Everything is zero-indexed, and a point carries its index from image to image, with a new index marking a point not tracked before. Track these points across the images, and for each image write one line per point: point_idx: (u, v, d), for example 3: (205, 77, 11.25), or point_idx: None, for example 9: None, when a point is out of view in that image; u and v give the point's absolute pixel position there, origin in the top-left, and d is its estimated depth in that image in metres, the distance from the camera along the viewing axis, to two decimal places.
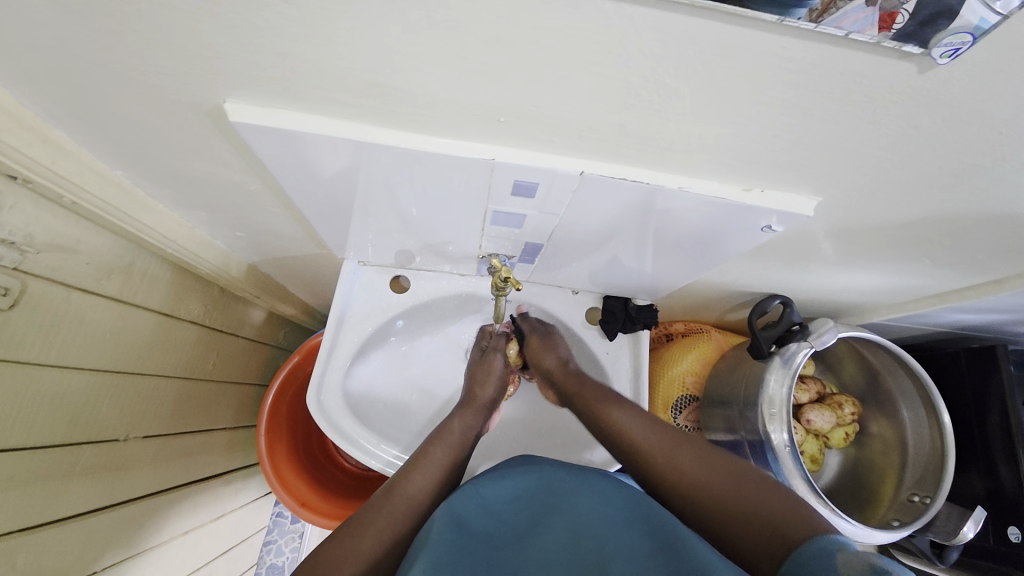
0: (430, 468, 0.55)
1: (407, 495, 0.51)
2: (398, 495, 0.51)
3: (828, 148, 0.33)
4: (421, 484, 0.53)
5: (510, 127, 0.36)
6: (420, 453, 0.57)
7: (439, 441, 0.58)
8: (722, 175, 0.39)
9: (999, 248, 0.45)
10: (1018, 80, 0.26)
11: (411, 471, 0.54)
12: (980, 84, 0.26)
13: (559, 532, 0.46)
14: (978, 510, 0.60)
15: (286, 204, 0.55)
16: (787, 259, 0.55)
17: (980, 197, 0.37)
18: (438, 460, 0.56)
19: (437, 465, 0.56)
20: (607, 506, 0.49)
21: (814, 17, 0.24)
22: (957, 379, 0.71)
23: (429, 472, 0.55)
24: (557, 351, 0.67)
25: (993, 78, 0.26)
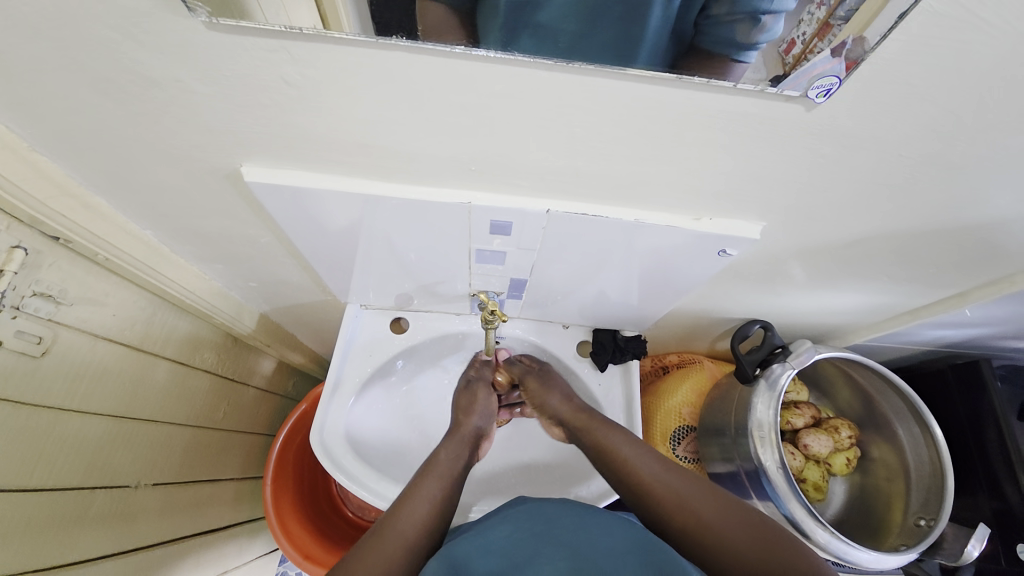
0: (421, 505, 0.55)
1: (402, 532, 0.53)
2: (390, 534, 0.52)
3: (757, 177, 0.38)
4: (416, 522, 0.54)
5: (481, 175, 0.41)
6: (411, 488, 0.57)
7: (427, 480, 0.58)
8: (673, 206, 0.43)
9: (948, 261, 0.49)
10: (893, 111, 0.31)
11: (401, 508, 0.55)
12: (866, 117, 0.31)
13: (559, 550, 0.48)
14: (981, 527, 0.58)
15: (293, 253, 0.61)
16: (758, 282, 0.58)
17: (909, 213, 0.41)
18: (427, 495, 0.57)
19: (427, 505, 0.56)
20: (602, 535, 0.51)
21: (787, 68, 0.28)
22: (949, 396, 0.71)
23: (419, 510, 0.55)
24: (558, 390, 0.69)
25: (875, 111, 0.31)
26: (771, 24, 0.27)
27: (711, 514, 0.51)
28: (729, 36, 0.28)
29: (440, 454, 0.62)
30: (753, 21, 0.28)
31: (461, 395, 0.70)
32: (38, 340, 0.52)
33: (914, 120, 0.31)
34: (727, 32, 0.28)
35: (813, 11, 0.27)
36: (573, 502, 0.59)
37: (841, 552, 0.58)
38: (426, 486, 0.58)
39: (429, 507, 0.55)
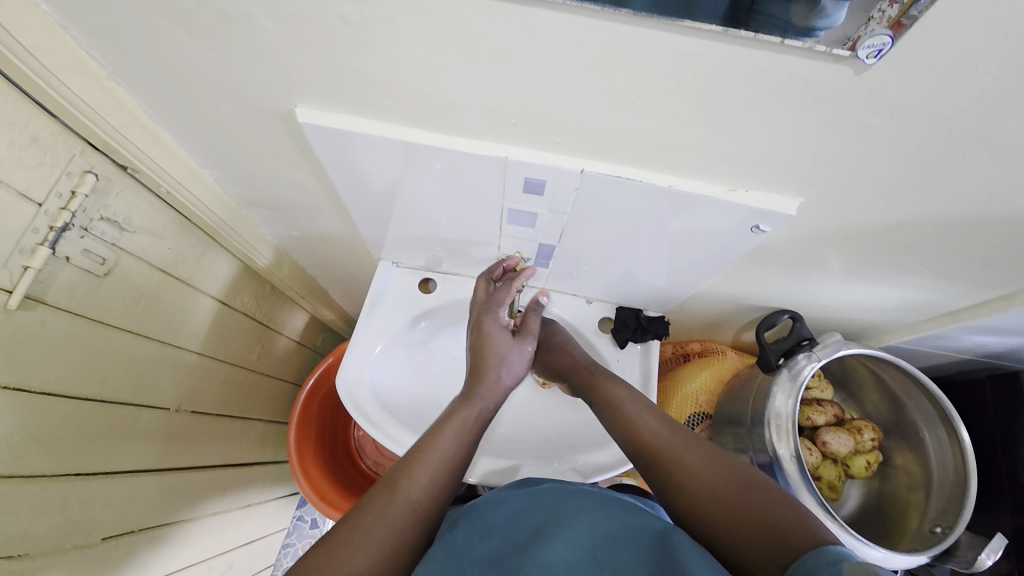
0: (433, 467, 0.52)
1: (411, 496, 0.49)
2: (400, 496, 0.49)
3: (797, 147, 0.37)
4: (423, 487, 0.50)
5: (519, 129, 0.42)
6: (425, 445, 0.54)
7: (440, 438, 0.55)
8: (708, 175, 0.43)
9: (994, 256, 0.47)
10: (945, 81, 0.30)
11: (412, 468, 0.51)
12: (916, 85, 0.30)
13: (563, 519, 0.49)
14: (997, 538, 0.56)
15: (335, 202, 0.63)
16: (791, 267, 0.57)
17: (955, 199, 0.40)
18: (441, 456, 0.53)
19: (438, 467, 0.52)
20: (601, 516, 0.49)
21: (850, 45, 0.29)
22: (984, 409, 0.68)
23: (431, 470, 0.52)
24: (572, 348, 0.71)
25: (927, 78, 0.30)
26: (831, 10, 0.28)
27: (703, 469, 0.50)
28: (783, 18, 0.29)
29: (460, 408, 0.58)
30: (812, 4, 0.28)
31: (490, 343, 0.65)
32: (102, 261, 0.57)
33: (968, 92, 0.30)
34: (781, 13, 0.29)
35: (882, 9, 0.27)
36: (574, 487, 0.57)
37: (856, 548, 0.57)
38: (440, 446, 0.54)
39: (441, 473, 0.52)
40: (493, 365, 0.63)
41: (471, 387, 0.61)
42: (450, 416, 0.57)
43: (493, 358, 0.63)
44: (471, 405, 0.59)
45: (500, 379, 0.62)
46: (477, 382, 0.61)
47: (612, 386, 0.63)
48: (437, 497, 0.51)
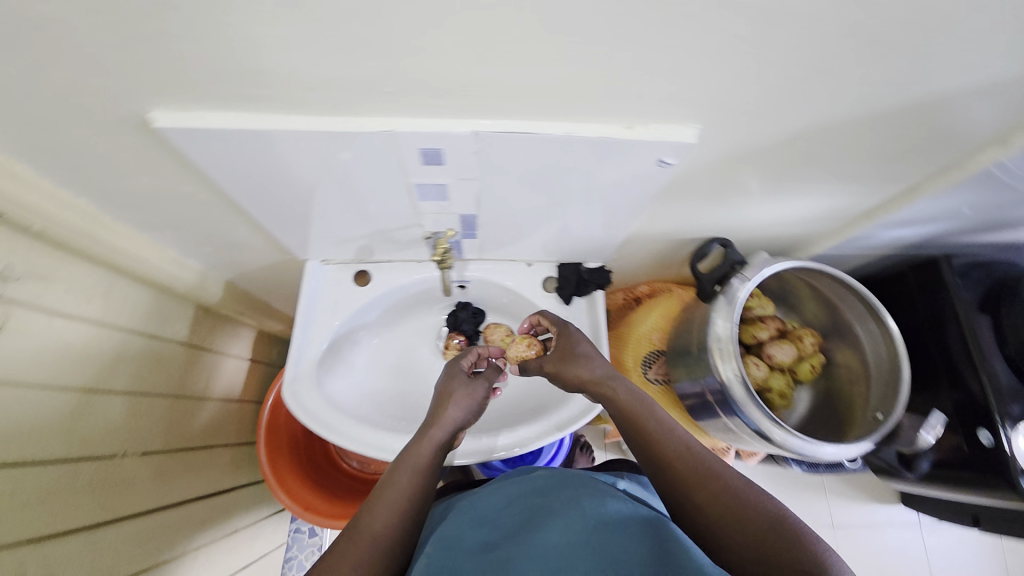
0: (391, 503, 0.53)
1: (375, 532, 0.50)
2: (361, 538, 0.50)
3: (680, 70, 0.36)
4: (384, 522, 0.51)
5: (398, 98, 0.40)
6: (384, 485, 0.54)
7: (398, 473, 0.56)
8: (601, 115, 0.42)
9: (888, 150, 0.48)
10: None
11: (371, 509, 0.52)
12: None
13: (554, 502, 0.52)
14: (933, 414, 0.59)
15: (237, 209, 0.59)
16: (709, 196, 0.57)
17: (842, 99, 0.40)
18: (402, 491, 0.54)
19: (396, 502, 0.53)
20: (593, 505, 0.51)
21: None
22: (911, 298, 0.71)
23: (390, 508, 0.52)
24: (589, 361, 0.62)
25: None
26: None
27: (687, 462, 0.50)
28: None
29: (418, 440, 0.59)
30: None
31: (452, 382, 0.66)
32: None
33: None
34: None
35: None
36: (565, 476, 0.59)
37: (813, 456, 0.60)
38: (399, 480, 0.55)
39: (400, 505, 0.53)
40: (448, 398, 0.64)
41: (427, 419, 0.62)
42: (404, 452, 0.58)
43: (447, 395, 0.65)
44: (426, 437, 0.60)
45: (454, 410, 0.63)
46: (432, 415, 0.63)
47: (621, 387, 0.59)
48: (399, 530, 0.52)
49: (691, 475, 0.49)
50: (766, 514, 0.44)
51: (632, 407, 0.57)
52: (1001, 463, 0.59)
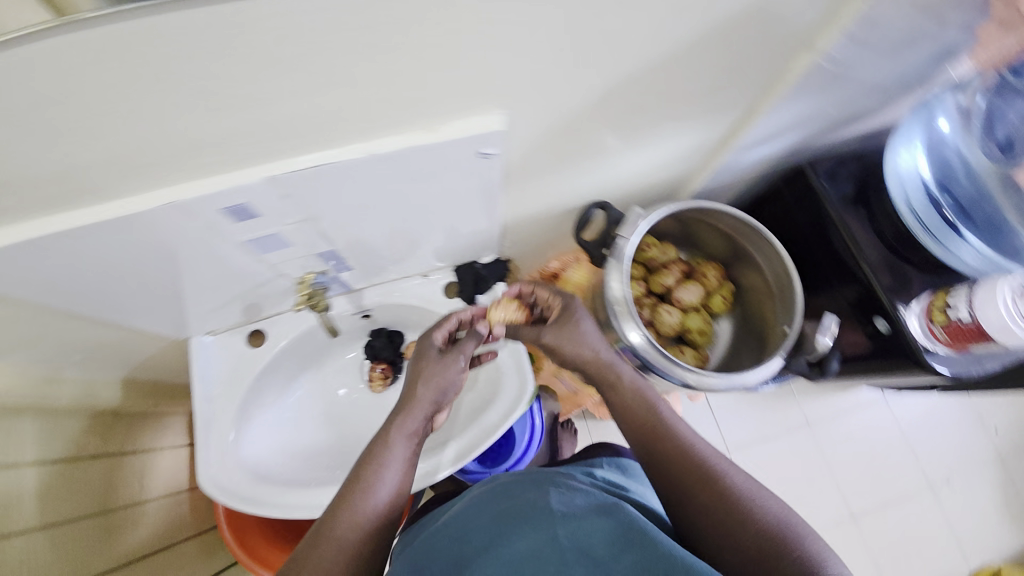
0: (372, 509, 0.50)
1: (347, 539, 0.48)
2: (338, 544, 0.47)
3: (440, 62, 0.34)
4: (358, 527, 0.49)
5: (167, 163, 0.36)
6: (362, 483, 0.51)
7: (371, 470, 0.52)
8: (395, 125, 0.40)
9: (705, 81, 0.48)
10: None
11: (342, 516, 0.49)
12: None
13: (519, 504, 0.51)
14: (826, 317, 0.61)
15: (75, 313, 0.54)
16: (561, 167, 0.56)
17: (626, 48, 0.39)
18: (376, 492, 0.51)
19: (375, 508, 0.50)
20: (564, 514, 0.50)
21: None
22: (789, 208, 0.72)
23: (368, 510, 0.50)
24: (588, 337, 0.57)
25: None
26: None
27: (680, 450, 0.50)
28: None
29: (390, 434, 0.54)
30: None
31: (428, 361, 0.58)
32: None
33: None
34: None
35: None
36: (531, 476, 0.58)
37: (736, 389, 0.62)
38: (376, 479, 0.51)
39: (379, 512, 0.50)
40: (419, 383, 0.57)
41: (399, 407, 0.56)
42: (376, 445, 0.54)
43: (426, 382, 0.57)
44: (400, 427, 0.55)
45: (428, 395, 0.57)
46: (403, 403, 0.57)
47: (615, 366, 0.57)
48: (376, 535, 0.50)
49: (697, 472, 0.48)
50: (769, 519, 0.45)
51: (623, 393, 0.55)
52: (901, 345, 0.60)
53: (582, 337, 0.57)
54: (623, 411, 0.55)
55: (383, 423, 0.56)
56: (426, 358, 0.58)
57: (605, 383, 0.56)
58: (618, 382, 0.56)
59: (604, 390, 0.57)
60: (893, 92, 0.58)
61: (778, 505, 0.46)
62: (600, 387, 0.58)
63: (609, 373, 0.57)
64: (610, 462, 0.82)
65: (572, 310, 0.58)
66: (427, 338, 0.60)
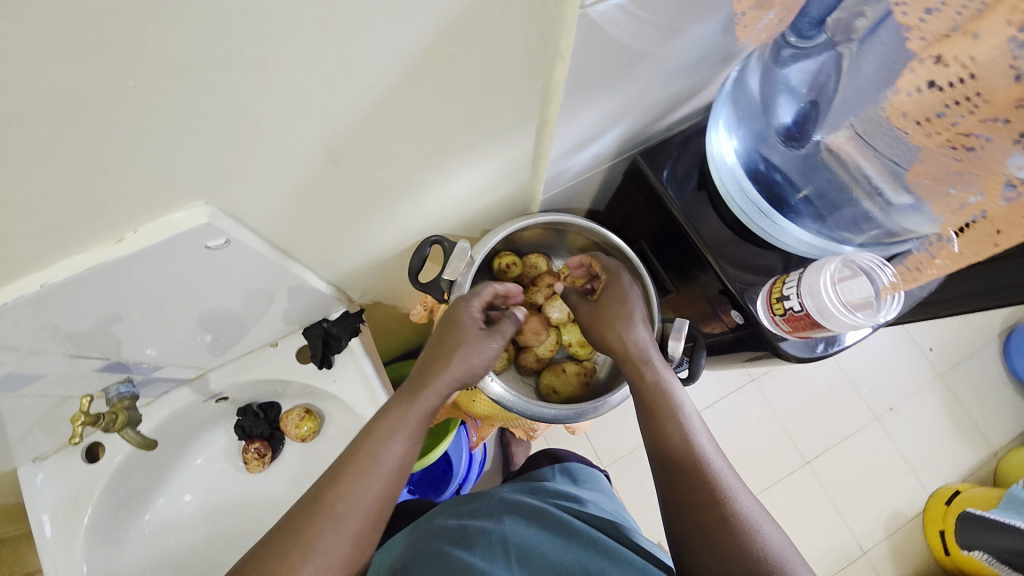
0: (367, 487, 0.45)
1: (348, 513, 0.44)
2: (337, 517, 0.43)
3: (54, 188, 0.29)
4: (361, 505, 0.44)
5: None
6: (365, 454, 0.47)
7: (387, 442, 0.48)
8: (71, 247, 0.34)
9: (463, 112, 0.43)
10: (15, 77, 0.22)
11: (346, 485, 0.45)
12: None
13: (503, 525, 0.49)
14: (675, 324, 0.59)
15: None
16: (358, 222, 0.51)
17: (322, 112, 0.34)
18: (382, 472, 0.46)
19: (382, 481, 0.46)
20: (543, 561, 0.45)
21: None
22: (639, 203, 0.68)
23: (371, 486, 0.45)
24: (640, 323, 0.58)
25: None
26: None
27: (695, 452, 0.47)
28: None
29: (404, 407, 0.51)
30: None
31: (462, 331, 0.56)
32: None
33: (54, 65, 0.23)
34: None
35: None
36: (503, 507, 0.53)
37: None
38: (382, 454, 0.47)
39: (381, 491, 0.46)
40: (450, 355, 0.54)
41: (417, 378, 0.53)
42: (388, 415, 0.50)
43: (454, 356, 0.54)
44: (416, 402, 0.51)
45: (452, 372, 0.54)
46: (426, 372, 0.53)
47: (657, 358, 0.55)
48: (371, 527, 0.45)
49: (707, 489, 0.45)
50: (768, 559, 0.41)
51: (659, 381, 0.53)
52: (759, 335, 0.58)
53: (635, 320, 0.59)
54: (643, 404, 0.53)
55: (401, 392, 0.52)
56: (464, 329, 0.56)
57: (637, 375, 0.54)
58: (654, 371, 0.54)
59: (630, 376, 0.55)
60: (697, 72, 0.54)
61: (782, 545, 0.42)
62: (630, 373, 0.55)
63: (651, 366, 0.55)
64: (559, 470, 0.75)
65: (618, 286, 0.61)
66: (467, 304, 0.59)
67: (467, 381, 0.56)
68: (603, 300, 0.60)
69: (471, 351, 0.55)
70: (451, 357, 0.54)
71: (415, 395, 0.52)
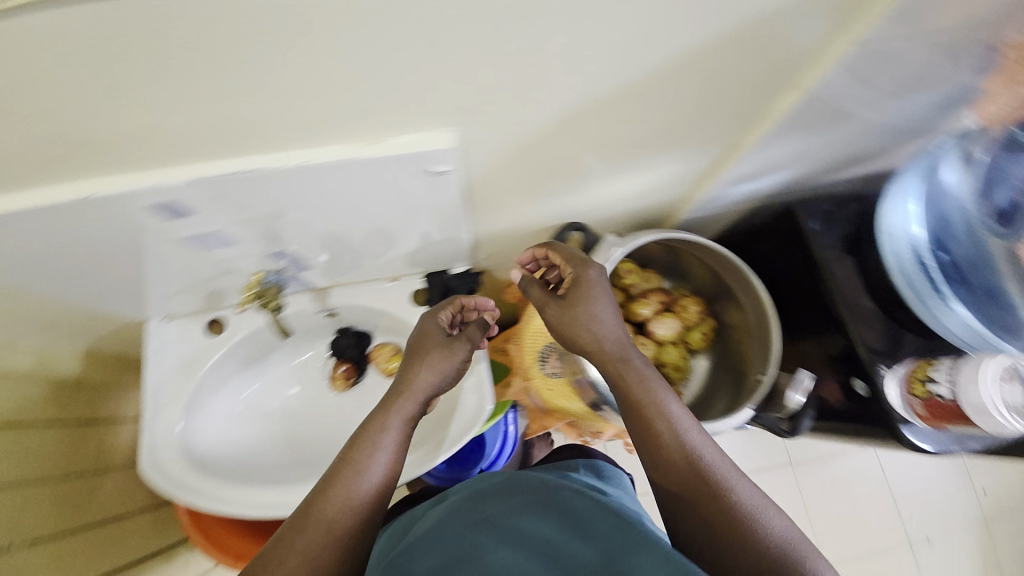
0: (355, 486, 0.47)
1: (333, 513, 0.45)
2: (320, 519, 0.45)
3: (367, 76, 0.32)
4: (347, 504, 0.46)
5: (85, 155, 0.36)
6: (351, 461, 0.49)
7: (366, 449, 0.50)
8: (333, 135, 0.38)
9: (679, 115, 0.45)
10: None
11: (330, 491, 0.47)
12: None
13: (517, 516, 0.46)
14: (800, 374, 0.58)
15: (25, 291, 0.53)
16: (533, 189, 0.53)
17: (585, 76, 0.37)
18: (368, 475, 0.48)
19: (366, 484, 0.48)
20: (561, 550, 0.41)
21: None
22: (778, 251, 0.68)
23: (356, 487, 0.47)
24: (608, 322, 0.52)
25: None
26: None
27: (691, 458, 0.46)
28: None
29: (380, 416, 0.53)
30: None
31: (430, 342, 0.57)
32: None
33: None
34: None
35: None
36: (494, 507, 0.49)
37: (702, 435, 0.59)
38: (361, 461, 0.49)
39: (369, 490, 0.48)
40: (420, 367, 0.56)
41: (397, 387, 0.55)
42: (370, 426, 0.52)
43: (423, 366, 0.56)
44: (396, 410, 0.53)
45: (424, 379, 0.55)
46: (398, 384, 0.55)
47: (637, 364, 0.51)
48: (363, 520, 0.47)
49: (706, 487, 0.44)
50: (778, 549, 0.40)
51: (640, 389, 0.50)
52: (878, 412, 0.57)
53: (608, 315, 0.52)
54: (629, 410, 0.50)
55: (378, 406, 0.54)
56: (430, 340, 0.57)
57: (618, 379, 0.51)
58: (641, 377, 0.50)
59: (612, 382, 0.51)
60: (896, 135, 0.53)
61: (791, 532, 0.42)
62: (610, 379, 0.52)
63: (631, 372, 0.50)
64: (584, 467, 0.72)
65: (583, 283, 0.53)
66: (431, 317, 0.60)
67: (438, 388, 0.57)
68: (571, 295, 0.52)
69: (439, 359, 0.56)
70: (421, 366, 0.56)
71: (394, 403, 0.54)
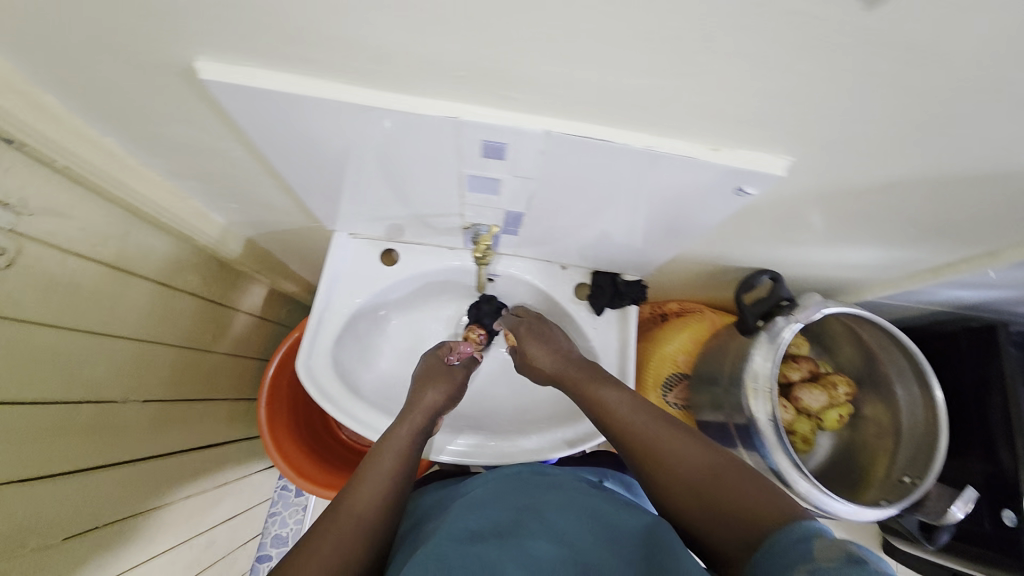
0: (376, 480, 0.52)
1: (358, 506, 0.49)
2: (346, 509, 0.49)
3: (789, 95, 0.33)
4: (369, 498, 0.50)
5: (467, 83, 0.37)
6: (365, 463, 0.54)
7: (382, 454, 0.55)
8: (689, 131, 0.39)
9: (981, 212, 0.45)
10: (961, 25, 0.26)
11: (356, 487, 0.51)
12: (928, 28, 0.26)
13: (545, 507, 0.47)
14: (968, 490, 0.60)
15: (272, 173, 0.55)
16: (778, 230, 0.54)
17: (957, 153, 0.37)
18: (383, 470, 0.53)
19: (383, 479, 0.52)
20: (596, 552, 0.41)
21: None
22: (957, 363, 0.69)
23: (373, 482, 0.52)
24: (551, 343, 0.64)
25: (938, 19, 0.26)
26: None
27: (680, 457, 0.46)
28: None
29: (393, 426, 0.59)
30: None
31: (425, 368, 0.66)
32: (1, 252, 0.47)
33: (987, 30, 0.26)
34: None
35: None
36: (529, 492, 0.50)
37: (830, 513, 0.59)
38: (377, 462, 0.54)
39: (387, 482, 0.52)
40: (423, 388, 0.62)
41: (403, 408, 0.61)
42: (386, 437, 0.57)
43: (422, 384, 0.63)
44: (402, 419, 0.59)
45: (427, 399, 0.61)
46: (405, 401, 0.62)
47: (602, 382, 0.56)
48: (384, 512, 0.50)
49: (692, 483, 0.44)
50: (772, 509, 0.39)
51: (604, 399, 0.54)
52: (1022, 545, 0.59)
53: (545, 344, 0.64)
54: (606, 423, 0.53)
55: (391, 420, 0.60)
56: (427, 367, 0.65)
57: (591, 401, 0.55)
58: (600, 388, 0.56)
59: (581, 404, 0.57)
60: None
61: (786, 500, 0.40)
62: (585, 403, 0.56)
63: (593, 391, 0.56)
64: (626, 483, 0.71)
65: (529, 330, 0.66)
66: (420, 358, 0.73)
67: (447, 406, 0.63)
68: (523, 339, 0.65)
69: (434, 379, 0.64)
70: (428, 387, 0.63)
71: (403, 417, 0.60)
